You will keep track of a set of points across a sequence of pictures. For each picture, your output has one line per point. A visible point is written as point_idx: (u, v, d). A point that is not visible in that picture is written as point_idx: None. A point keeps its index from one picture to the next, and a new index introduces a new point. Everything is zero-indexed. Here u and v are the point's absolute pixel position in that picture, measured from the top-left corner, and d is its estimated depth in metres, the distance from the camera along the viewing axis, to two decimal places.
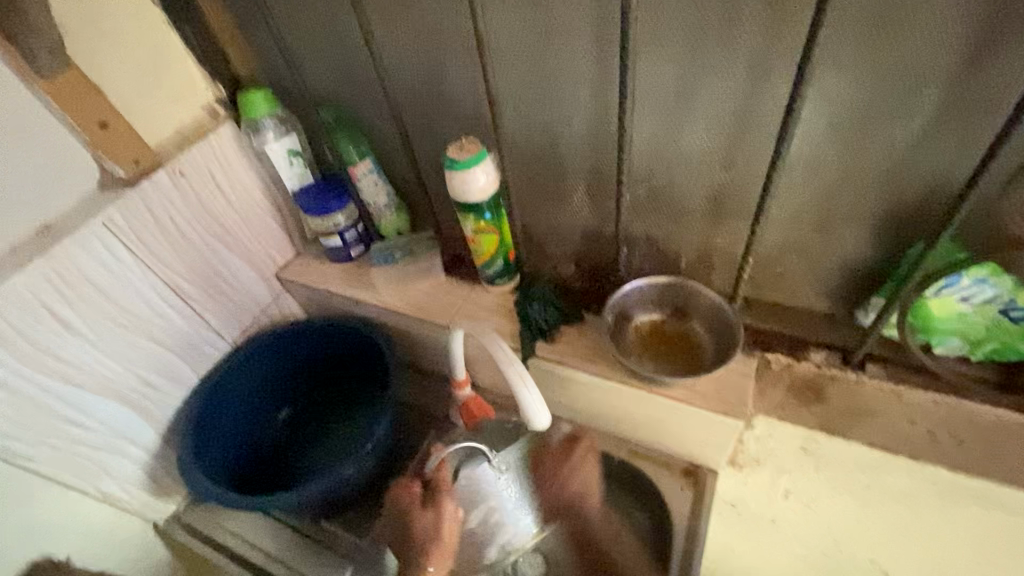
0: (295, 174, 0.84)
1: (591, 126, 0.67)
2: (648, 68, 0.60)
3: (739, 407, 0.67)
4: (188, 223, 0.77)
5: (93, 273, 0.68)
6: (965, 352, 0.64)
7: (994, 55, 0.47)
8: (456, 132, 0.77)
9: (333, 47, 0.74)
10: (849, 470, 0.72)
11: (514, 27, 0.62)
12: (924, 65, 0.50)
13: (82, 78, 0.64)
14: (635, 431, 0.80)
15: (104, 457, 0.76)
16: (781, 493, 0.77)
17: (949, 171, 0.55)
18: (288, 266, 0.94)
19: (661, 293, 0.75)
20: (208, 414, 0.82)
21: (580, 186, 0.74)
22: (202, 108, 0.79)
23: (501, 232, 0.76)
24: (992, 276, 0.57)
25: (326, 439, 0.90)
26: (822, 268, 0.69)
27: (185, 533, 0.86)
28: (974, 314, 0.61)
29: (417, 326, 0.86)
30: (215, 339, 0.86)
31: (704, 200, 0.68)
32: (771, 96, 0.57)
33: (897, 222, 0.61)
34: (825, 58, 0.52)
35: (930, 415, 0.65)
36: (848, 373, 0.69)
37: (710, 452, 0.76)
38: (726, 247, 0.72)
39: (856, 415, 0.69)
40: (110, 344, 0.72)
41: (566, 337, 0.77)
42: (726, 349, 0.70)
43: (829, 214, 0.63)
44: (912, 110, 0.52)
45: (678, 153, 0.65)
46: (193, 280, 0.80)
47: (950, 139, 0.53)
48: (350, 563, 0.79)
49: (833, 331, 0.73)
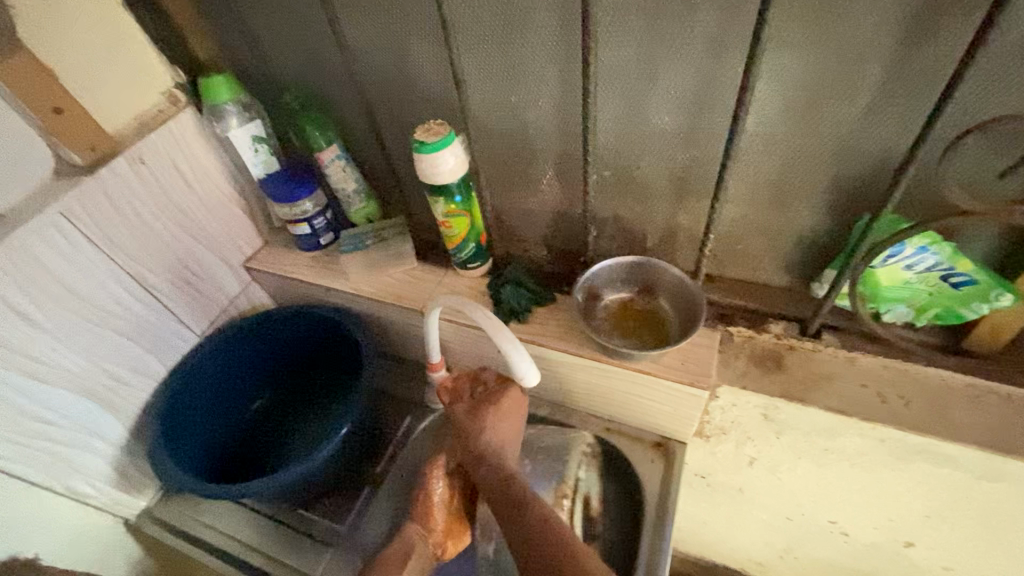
0: (261, 162, 0.82)
1: (557, 109, 0.69)
2: (609, 50, 0.61)
3: (704, 378, 0.70)
4: (151, 211, 0.76)
5: (51, 263, 0.66)
6: (911, 318, 0.68)
7: (929, 35, 0.50)
8: (424, 117, 0.77)
9: (296, 30, 0.73)
10: (806, 437, 0.75)
11: (478, 10, 0.63)
12: (868, 45, 0.52)
13: (32, 61, 0.62)
14: (607, 407, 0.82)
15: (71, 454, 0.74)
16: (747, 460, 0.85)
17: (892, 146, 0.58)
18: (256, 255, 0.93)
19: (628, 272, 0.77)
20: (177, 406, 0.81)
21: (548, 169, 0.76)
22: (162, 94, 0.77)
23: (472, 216, 0.76)
24: (933, 245, 0.61)
25: (301, 428, 0.90)
26: (781, 244, 0.72)
27: (157, 529, 0.85)
28: (918, 281, 0.64)
29: (389, 312, 0.86)
30: (182, 331, 0.84)
31: (669, 180, 0.71)
32: (727, 75, 0.59)
33: (848, 197, 0.64)
34: (775, 38, 0.54)
35: (878, 378, 0.69)
36: (806, 342, 0.72)
37: (679, 424, 0.79)
38: (690, 227, 0.75)
39: (814, 381, 0.70)
40: (73, 336, 0.71)
41: (537, 317, 0.79)
42: (690, 323, 0.73)
43: (785, 191, 0.66)
44: (858, 87, 0.55)
45: (642, 134, 0.67)
46: (157, 270, 0.79)
47: (892, 117, 0.56)
48: (330, 549, 0.80)
49: (791, 304, 0.76)
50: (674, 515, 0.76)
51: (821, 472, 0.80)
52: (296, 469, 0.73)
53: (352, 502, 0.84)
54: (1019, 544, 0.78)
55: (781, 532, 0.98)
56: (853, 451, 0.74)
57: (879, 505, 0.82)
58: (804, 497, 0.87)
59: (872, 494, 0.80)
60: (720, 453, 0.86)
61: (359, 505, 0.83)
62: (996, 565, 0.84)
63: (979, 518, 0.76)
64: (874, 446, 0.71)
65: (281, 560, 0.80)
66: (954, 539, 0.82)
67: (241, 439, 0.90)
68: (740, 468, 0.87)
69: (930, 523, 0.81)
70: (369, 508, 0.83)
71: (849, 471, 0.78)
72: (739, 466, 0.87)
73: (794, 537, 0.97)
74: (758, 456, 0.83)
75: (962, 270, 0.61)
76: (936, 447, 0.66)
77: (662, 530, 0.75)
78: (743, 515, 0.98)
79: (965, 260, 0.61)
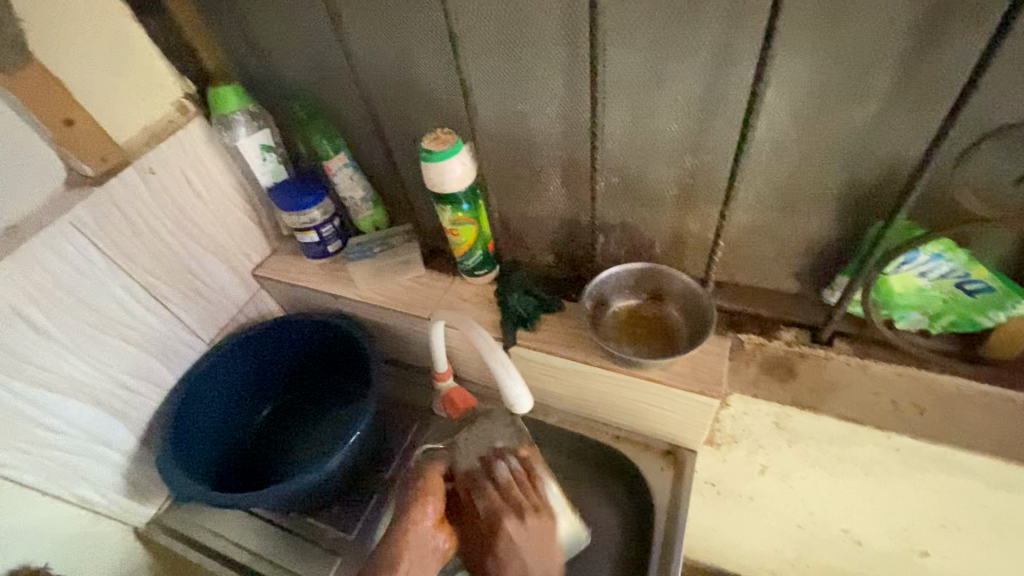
0: (269, 171, 0.83)
1: (564, 116, 0.68)
2: (616, 57, 0.61)
3: (714, 386, 0.70)
4: (159, 220, 0.76)
5: (62, 274, 0.66)
6: (925, 325, 0.67)
7: (943, 41, 0.49)
8: (431, 124, 0.77)
9: (304, 39, 0.73)
10: (818, 445, 0.74)
11: (485, 18, 0.63)
12: (880, 52, 0.51)
13: (44, 74, 0.63)
14: (616, 415, 0.82)
15: (81, 463, 0.75)
16: (758, 468, 0.84)
17: (904, 152, 0.57)
18: (264, 263, 0.93)
19: (637, 280, 0.77)
20: (185, 414, 0.81)
21: (555, 176, 0.76)
22: (171, 104, 0.77)
23: (479, 224, 0.76)
24: (947, 252, 0.60)
25: (308, 435, 0.90)
26: (792, 250, 0.71)
27: (167, 536, 0.85)
28: (933, 288, 0.63)
29: (397, 320, 0.86)
30: (191, 339, 0.85)
31: (677, 187, 0.70)
32: (736, 81, 0.58)
33: (859, 203, 0.63)
34: (784, 45, 0.54)
35: (892, 386, 0.68)
36: (818, 349, 0.72)
37: (689, 432, 0.78)
38: (699, 233, 0.74)
39: (826, 388, 0.69)
40: (82, 345, 0.71)
41: (545, 324, 0.79)
42: (700, 330, 0.72)
43: (795, 197, 0.65)
44: (869, 93, 0.54)
45: (650, 140, 0.67)
46: (166, 279, 0.79)
47: (904, 122, 0.55)
48: (338, 557, 0.80)
49: (802, 310, 0.75)
50: (684, 525, 0.75)
51: (833, 480, 0.79)
52: (304, 478, 0.72)
53: (360, 510, 0.84)
54: None
55: (792, 540, 0.96)
56: (866, 460, 0.73)
57: (891, 513, 0.81)
58: (815, 506, 0.86)
59: (886, 503, 0.79)
60: (730, 460, 0.86)
61: (366, 514, 0.83)
62: None
63: (996, 527, 0.75)
64: (887, 455, 0.70)
65: (290, 568, 0.80)
66: (968, 548, 0.81)
67: (248, 447, 0.90)
68: (750, 476, 0.87)
69: (943, 533, 0.80)
70: (377, 516, 0.82)
71: (861, 479, 0.77)
72: (749, 473, 0.86)
73: (805, 545, 0.96)
74: (769, 464, 0.82)
75: (978, 277, 0.60)
76: (951, 457, 0.65)
77: (672, 541, 0.74)
78: (754, 523, 0.97)
79: (981, 267, 0.60)
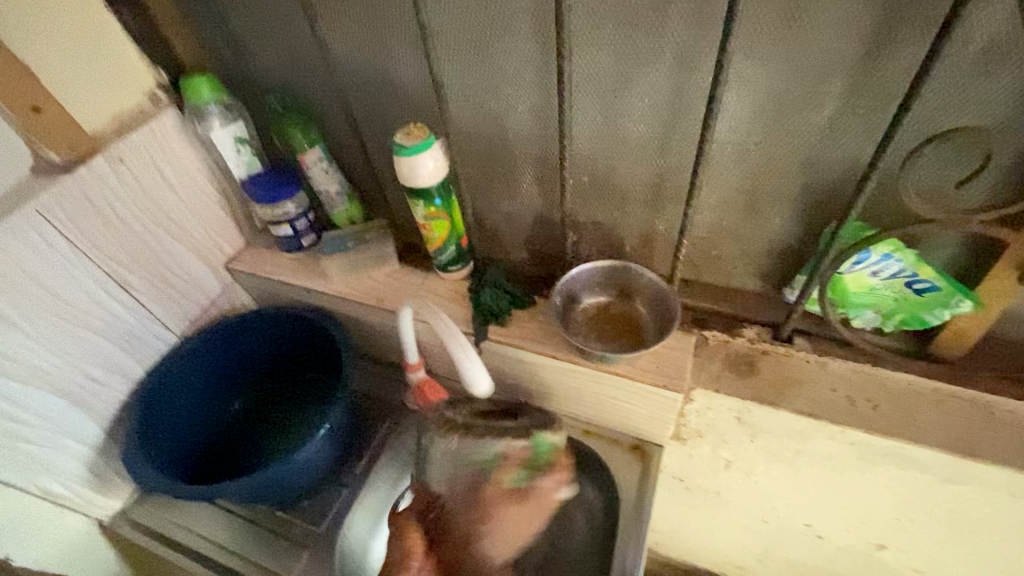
0: (243, 163, 0.83)
1: (534, 114, 0.70)
2: (585, 57, 0.62)
3: (678, 380, 0.71)
4: (130, 210, 0.76)
5: (25, 261, 0.66)
6: (878, 323, 0.70)
7: (890, 50, 0.52)
8: (406, 120, 0.78)
9: (278, 31, 0.74)
10: (778, 440, 0.76)
11: (457, 16, 0.64)
12: (830, 59, 0.54)
13: (11, 60, 0.62)
14: (585, 410, 0.83)
15: (43, 454, 0.74)
16: (724, 463, 0.86)
17: (858, 155, 0.60)
18: (238, 256, 0.93)
19: (607, 276, 0.78)
20: (153, 406, 0.81)
21: (528, 175, 0.77)
22: (143, 94, 0.77)
23: (453, 220, 0.77)
24: (896, 252, 0.63)
25: (280, 429, 0.90)
26: (754, 250, 0.73)
27: (132, 530, 0.85)
28: (884, 287, 0.66)
29: (370, 314, 0.86)
30: (160, 330, 0.84)
31: (645, 187, 0.72)
32: (697, 85, 0.60)
33: (817, 205, 0.65)
34: (743, 48, 0.56)
35: (849, 382, 0.70)
36: (778, 346, 0.74)
37: (655, 427, 0.80)
38: (666, 232, 0.76)
39: (785, 384, 0.72)
40: (46, 334, 0.70)
41: (516, 319, 0.80)
42: (665, 326, 0.74)
43: (756, 198, 0.67)
44: (823, 98, 0.57)
45: (618, 141, 0.68)
46: (135, 269, 0.78)
47: (856, 127, 0.57)
48: (307, 549, 0.80)
49: (764, 308, 0.77)
50: (648, 518, 0.77)
51: (794, 474, 0.82)
52: (272, 469, 0.72)
53: (330, 503, 0.84)
54: (987, 546, 0.79)
55: (757, 535, 0.99)
56: (824, 455, 0.75)
57: (850, 508, 0.84)
58: (779, 501, 0.88)
59: (845, 497, 0.82)
60: (697, 456, 0.88)
61: (337, 507, 0.83)
62: (966, 567, 0.85)
63: (948, 520, 0.78)
64: (844, 449, 0.72)
65: (258, 561, 0.80)
66: (923, 542, 0.84)
67: (218, 441, 0.90)
68: (717, 472, 0.89)
69: (898, 525, 0.83)
70: (346, 509, 0.83)
71: (820, 474, 0.79)
72: (715, 469, 0.88)
73: (771, 540, 0.98)
74: (733, 459, 0.84)
75: (925, 277, 0.63)
76: (902, 451, 0.67)
77: (635, 534, 0.76)
78: (721, 518, 0.99)
79: (928, 267, 0.62)
